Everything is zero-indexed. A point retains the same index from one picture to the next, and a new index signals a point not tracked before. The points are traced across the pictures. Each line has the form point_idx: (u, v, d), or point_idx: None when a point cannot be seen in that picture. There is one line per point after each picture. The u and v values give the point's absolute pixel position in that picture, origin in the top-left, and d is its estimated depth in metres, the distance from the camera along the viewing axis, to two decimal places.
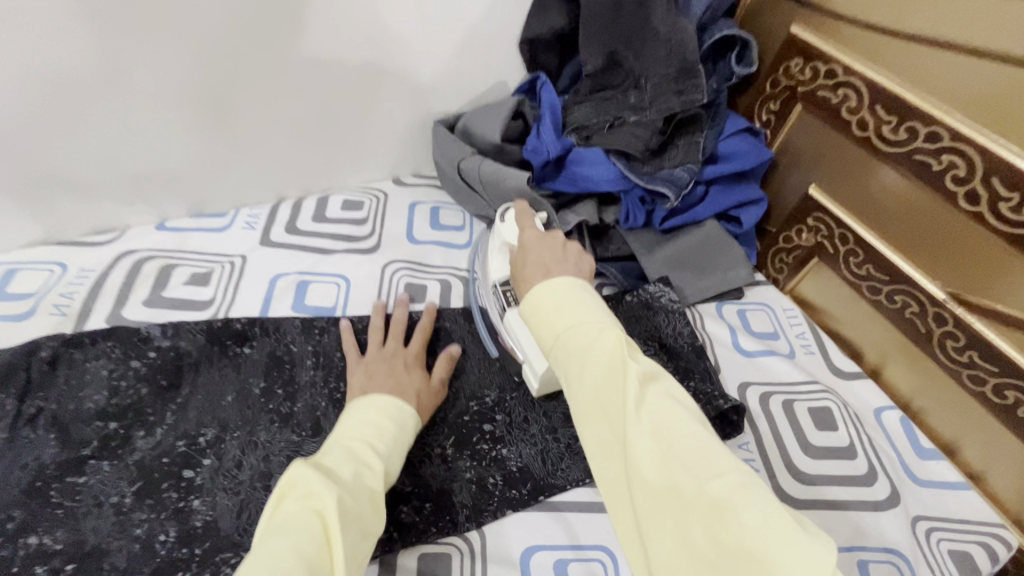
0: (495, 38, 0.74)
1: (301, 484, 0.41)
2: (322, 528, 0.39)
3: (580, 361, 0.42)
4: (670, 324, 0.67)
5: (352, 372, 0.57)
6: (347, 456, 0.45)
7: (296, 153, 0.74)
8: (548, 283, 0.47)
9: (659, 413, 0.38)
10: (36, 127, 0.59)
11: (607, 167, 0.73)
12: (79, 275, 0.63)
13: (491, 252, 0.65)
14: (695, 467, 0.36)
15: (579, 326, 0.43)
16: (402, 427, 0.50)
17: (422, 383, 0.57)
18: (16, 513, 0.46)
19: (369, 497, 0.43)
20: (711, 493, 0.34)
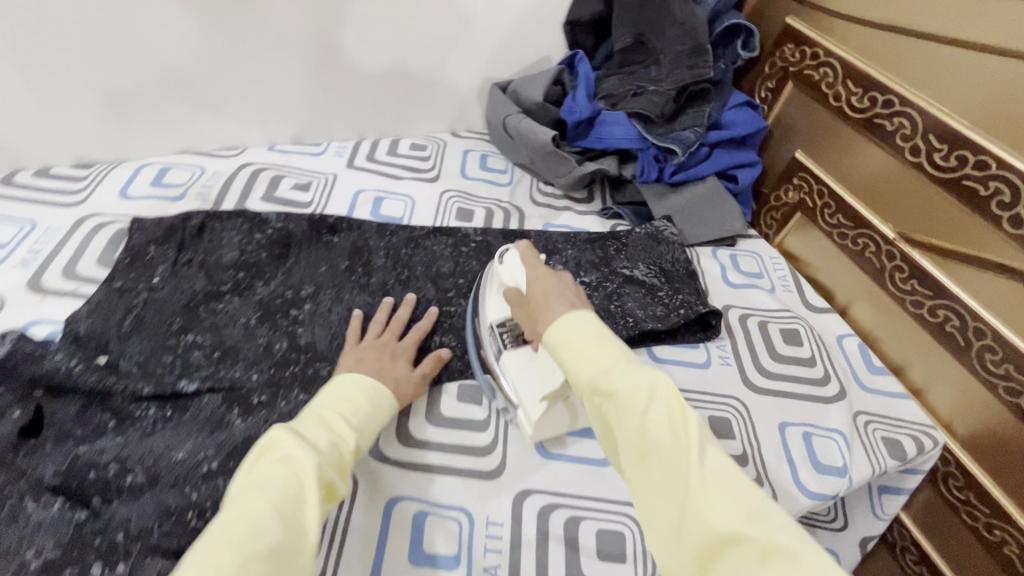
0: (546, 19, 0.91)
1: (280, 448, 0.45)
2: (297, 488, 0.43)
3: (633, 401, 0.43)
4: (670, 252, 0.82)
5: (345, 353, 0.61)
6: (323, 425, 0.50)
7: (379, 102, 0.92)
8: (580, 315, 0.50)
9: (716, 462, 0.41)
10: (197, 60, 0.79)
11: (628, 127, 0.88)
12: (213, 176, 0.82)
13: (491, 290, 0.66)
14: (756, 517, 0.38)
15: (625, 367, 0.46)
16: (374, 403, 0.55)
17: (406, 372, 0.61)
18: (179, 319, 0.64)
19: (340, 464, 0.48)
20: (779, 541, 0.36)
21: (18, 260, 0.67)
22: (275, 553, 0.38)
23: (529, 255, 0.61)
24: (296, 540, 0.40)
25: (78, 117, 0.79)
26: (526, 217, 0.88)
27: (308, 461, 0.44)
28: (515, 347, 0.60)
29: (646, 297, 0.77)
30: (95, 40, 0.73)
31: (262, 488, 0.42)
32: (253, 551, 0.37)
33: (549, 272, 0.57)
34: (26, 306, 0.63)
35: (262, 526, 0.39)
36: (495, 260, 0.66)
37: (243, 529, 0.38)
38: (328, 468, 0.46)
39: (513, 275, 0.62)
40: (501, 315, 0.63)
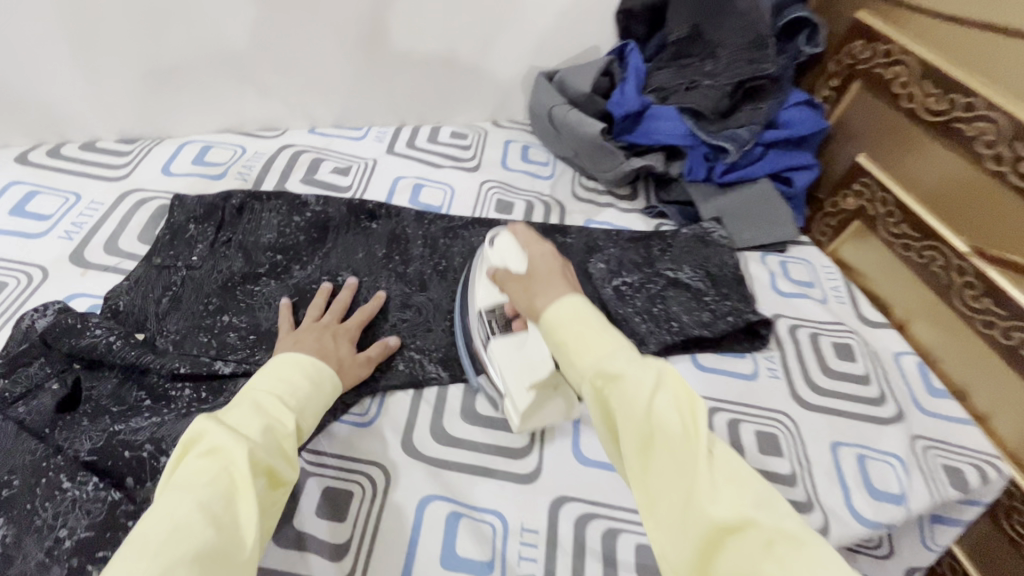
0: (598, 8, 0.87)
1: (206, 440, 0.42)
2: (228, 483, 0.40)
3: (638, 389, 0.41)
4: (717, 256, 0.79)
5: (282, 335, 0.59)
6: (257, 412, 0.46)
7: (421, 88, 0.90)
8: (579, 302, 0.48)
9: (719, 451, 0.40)
10: (243, 38, 0.78)
11: (678, 122, 0.84)
12: (254, 156, 0.81)
13: (479, 274, 0.63)
14: (758, 503, 0.37)
15: (629, 354, 0.44)
16: (315, 384, 0.52)
17: (347, 354, 0.59)
18: (215, 299, 0.63)
19: (280, 449, 0.45)
20: (782, 527, 0.36)
21: (62, 232, 0.67)
22: (205, 556, 0.36)
23: (528, 238, 0.59)
24: (232, 538, 0.38)
25: (126, 92, 0.78)
26: (567, 212, 0.85)
27: (237, 452, 0.41)
28: (503, 331, 0.58)
29: (692, 302, 0.73)
30: (144, 13, 0.72)
31: (187, 487, 0.39)
32: (180, 557, 0.35)
33: (544, 251, 0.56)
34: (67, 278, 0.64)
35: (188, 530, 0.37)
36: (486, 244, 0.64)
37: (166, 535, 0.36)
38: (265, 455, 0.43)
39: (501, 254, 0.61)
40: (490, 299, 0.60)
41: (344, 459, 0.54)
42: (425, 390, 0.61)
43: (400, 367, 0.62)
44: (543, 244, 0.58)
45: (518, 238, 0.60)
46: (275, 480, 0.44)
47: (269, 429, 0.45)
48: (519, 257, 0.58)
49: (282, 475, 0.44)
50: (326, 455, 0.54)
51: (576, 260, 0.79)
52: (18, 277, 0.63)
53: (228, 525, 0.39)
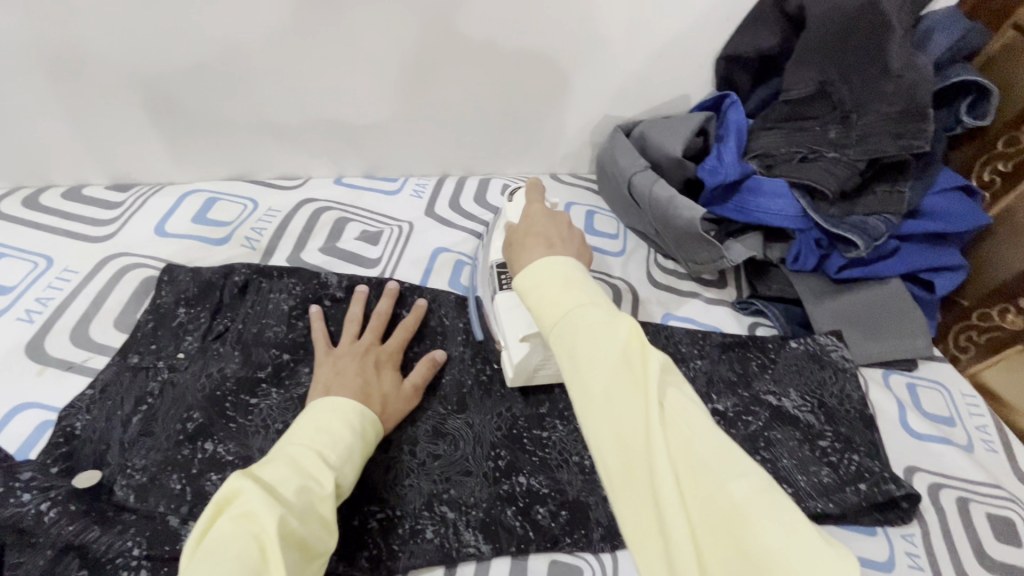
0: (695, 51, 0.71)
1: (239, 500, 0.35)
2: (258, 557, 0.33)
3: (591, 340, 0.36)
4: (837, 383, 0.62)
5: (319, 365, 0.52)
6: (293, 468, 0.39)
7: (471, 135, 0.75)
8: (550, 259, 0.42)
9: (677, 408, 0.34)
10: (263, 75, 0.64)
11: (789, 202, 0.67)
12: (267, 214, 0.68)
13: (495, 235, 0.60)
14: (713, 466, 0.31)
15: (585, 308, 0.38)
16: (358, 439, 0.45)
17: (390, 385, 0.52)
18: (197, 416, 0.49)
19: (315, 514, 0.38)
20: (733, 494, 0.30)
21: (21, 313, 0.54)
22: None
23: (534, 191, 0.54)
24: None
25: (123, 130, 0.66)
26: (640, 301, 0.70)
27: (269, 514, 0.34)
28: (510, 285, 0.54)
29: (804, 451, 0.57)
30: (140, 40, 0.59)
31: (207, 559, 0.32)
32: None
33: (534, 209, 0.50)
34: (19, 379, 0.50)
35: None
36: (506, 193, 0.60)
37: None
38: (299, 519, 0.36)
39: (517, 211, 0.56)
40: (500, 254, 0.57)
41: None
42: (459, 568, 0.46)
43: (428, 534, 0.47)
44: (538, 202, 0.52)
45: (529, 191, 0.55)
46: (308, 551, 0.36)
47: (303, 483, 0.39)
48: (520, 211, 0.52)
49: (317, 545, 0.37)
50: None
51: None
52: None
53: None
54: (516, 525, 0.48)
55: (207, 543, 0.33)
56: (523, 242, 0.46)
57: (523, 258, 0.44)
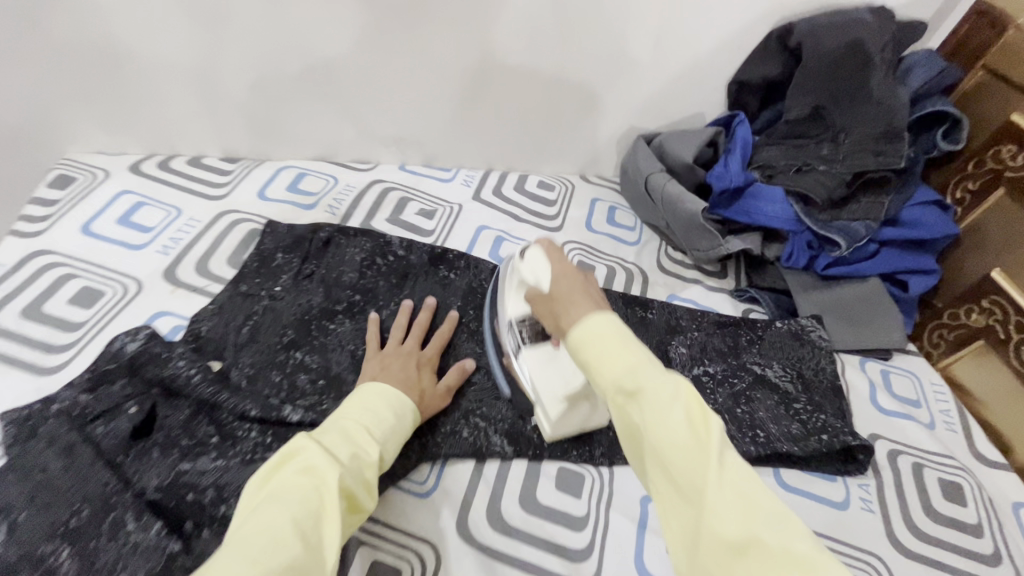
0: (711, 75, 0.83)
1: (305, 456, 0.44)
2: (318, 503, 0.41)
3: (652, 399, 0.37)
4: (813, 358, 0.73)
5: (368, 362, 0.60)
6: (344, 436, 0.48)
7: (515, 136, 0.88)
8: (596, 316, 0.42)
9: (736, 467, 0.36)
10: (355, 77, 0.79)
11: (784, 207, 0.78)
12: (345, 189, 0.82)
13: (509, 287, 0.60)
14: (775, 524, 0.34)
15: (643, 367, 0.39)
16: (401, 424, 0.53)
17: (428, 383, 0.59)
18: (291, 332, 0.63)
19: (363, 478, 0.46)
20: (794, 549, 0.33)
21: (159, 247, 0.69)
22: (296, 567, 0.36)
23: (552, 251, 0.53)
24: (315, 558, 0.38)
25: (237, 114, 0.82)
26: (650, 284, 0.82)
27: (330, 473, 0.43)
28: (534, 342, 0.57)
29: (779, 411, 0.68)
30: (265, 43, 0.74)
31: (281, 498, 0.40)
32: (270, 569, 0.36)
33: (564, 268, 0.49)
34: (158, 294, 0.65)
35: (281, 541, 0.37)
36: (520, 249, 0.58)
37: (263, 541, 0.37)
38: (351, 480, 0.45)
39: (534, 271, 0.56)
40: (520, 309, 0.58)
41: (399, 532, 0.53)
42: (487, 463, 0.58)
43: (464, 434, 0.59)
44: (564, 260, 0.51)
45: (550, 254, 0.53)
46: (351, 507, 0.45)
47: (355, 457, 0.47)
48: (543, 270, 0.51)
49: (361, 504, 0.46)
50: (382, 525, 0.53)
51: (656, 339, 0.75)
52: (114, 288, 0.65)
53: (314, 544, 0.39)
54: (533, 435, 0.60)
55: (277, 488, 0.41)
56: (566, 306, 0.46)
57: (572, 319, 0.44)
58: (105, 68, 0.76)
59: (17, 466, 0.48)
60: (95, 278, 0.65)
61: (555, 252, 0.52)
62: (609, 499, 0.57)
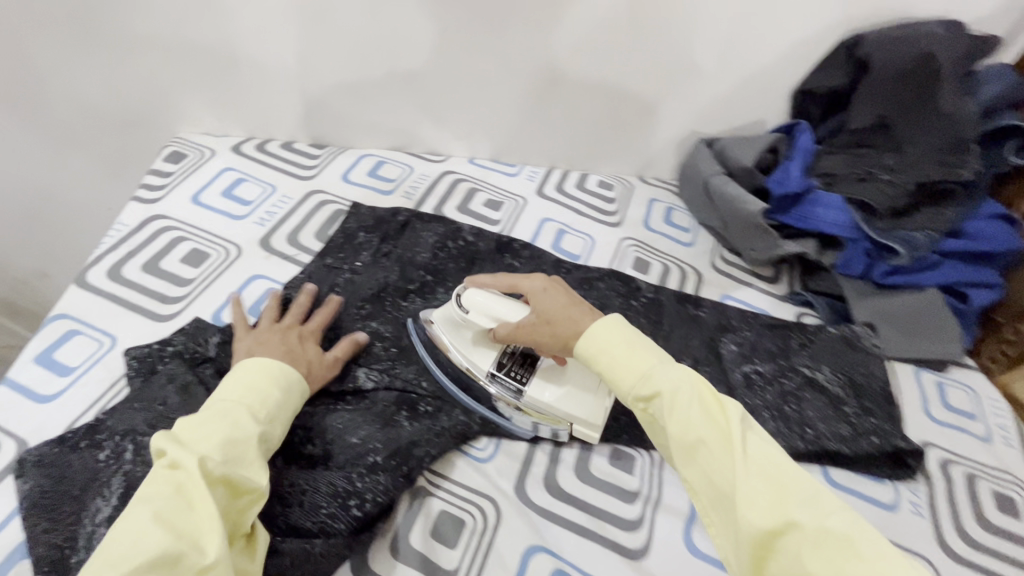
0: (777, 83, 0.85)
1: (173, 452, 0.45)
2: (185, 495, 0.43)
3: (674, 404, 0.48)
4: (865, 364, 0.74)
5: (240, 348, 0.58)
6: (218, 419, 0.48)
7: (579, 136, 0.93)
8: (600, 327, 0.54)
9: (760, 453, 0.45)
10: (437, 73, 0.85)
11: (842, 213, 0.80)
12: (420, 177, 0.89)
13: (458, 343, 0.64)
14: (806, 503, 0.42)
15: (661, 375, 0.50)
16: (286, 397, 0.53)
17: (315, 354, 0.60)
18: (367, 305, 0.69)
19: (242, 457, 0.46)
20: (830, 526, 0.41)
21: (256, 219, 0.77)
22: (160, 562, 0.39)
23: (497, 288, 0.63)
24: (188, 546, 0.40)
25: (328, 104, 0.90)
26: (704, 283, 0.84)
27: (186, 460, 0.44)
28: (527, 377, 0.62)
29: (827, 411, 0.69)
30: (360, 39, 0.82)
31: (151, 497, 0.42)
32: (133, 566, 0.38)
33: (537, 286, 0.60)
34: (255, 260, 0.73)
35: (144, 538, 0.40)
36: (453, 304, 0.64)
37: (127, 545, 0.40)
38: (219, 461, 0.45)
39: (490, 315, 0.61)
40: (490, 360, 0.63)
41: (462, 487, 0.57)
42: (541, 438, 0.62)
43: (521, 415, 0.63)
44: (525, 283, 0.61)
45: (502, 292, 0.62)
46: (236, 488, 0.45)
47: (232, 440, 0.47)
48: (509, 306, 0.61)
49: (246, 484, 0.46)
50: (446, 479, 0.58)
51: (707, 335, 0.77)
52: (218, 251, 0.73)
53: (187, 532, 0.41)
54: None
55: (148, 486, 0.43)
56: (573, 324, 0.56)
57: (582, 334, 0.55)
58: (219, 60, 0.85)
59: (140, 398, 0.55)
60: (202, 242, 0.73)
61: (519, 278, 0.62)
62: (659, 478, 0.60)
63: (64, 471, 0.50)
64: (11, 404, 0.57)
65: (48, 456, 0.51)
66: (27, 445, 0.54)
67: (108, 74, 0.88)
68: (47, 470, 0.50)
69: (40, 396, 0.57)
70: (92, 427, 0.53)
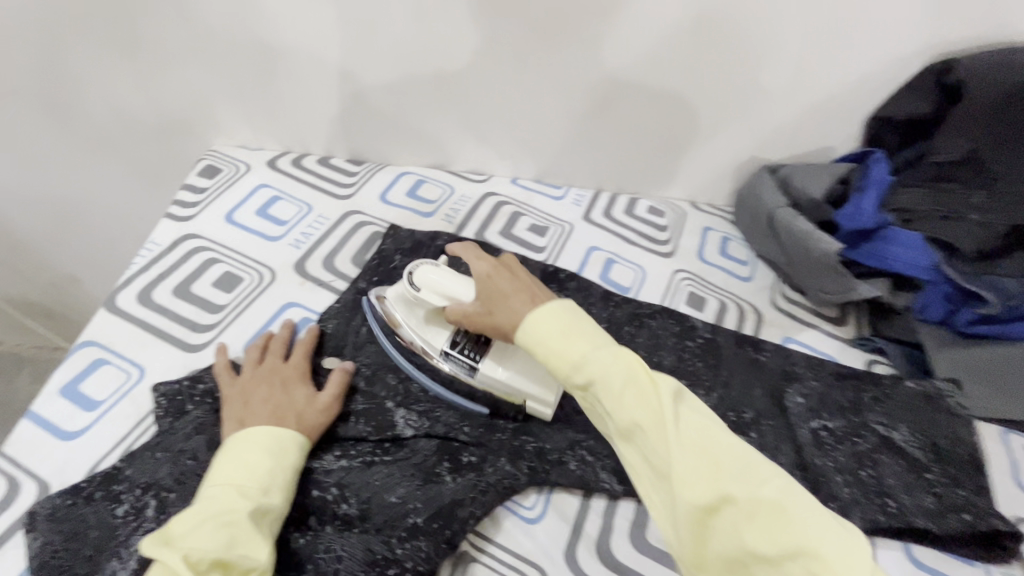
0: (851, 109, 0.78)
1: (164, 546, 0.42)
2: None
3: (610, 392, 0.46)
4: (949, 427, 0.67)
5: (227, 400, 0.55)
6: (212, 504, 0.45)
7: (630, 158, 0.87)
8: (538, 313, 0.51)
9: (690, 426, 0.44)
10: (483, 90, 0.81)
11: (922, 254, 0.72)
12: (461, 199, 0.87)
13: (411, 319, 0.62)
14: (738, 476, 0.42)
15: (594, 359, 0.47)
16: (278, 461, 0.50)
17: (304, 400, 0.56)
18: None
19: (238, 538, 0.43)
20: (760, 497, 0.40)
21: (291, 241, 0.74)
22: None
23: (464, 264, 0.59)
24: None
25: (369, 119, 0.86)
26: (763, 322, 0.78)
27: (169, 558, 0.40)
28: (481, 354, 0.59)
29: (907, 479, 0.62)
30: (403, 54, 0.77)
31: None
32: None
33: (482, 269, 0.56)
34: (290, 286, 0.70)
35: None
36: (405, 283, 0.61)
37: None
38: (210, 548, 0.42)
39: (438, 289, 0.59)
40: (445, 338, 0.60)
41: (509, 554, 0.53)
42: (595, 497, 0.57)
43: (571, 466, 0.58)
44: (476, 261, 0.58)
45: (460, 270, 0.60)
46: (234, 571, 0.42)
47: (223, 522, 0.44)
48: (458, 284, 0.58)
49: (244, 565, 0.43)
50: (492, 542, 0.53)
51: (769, 384, 0.71)
52: (252, 275, 0.71)
53: None
54: None
55: None
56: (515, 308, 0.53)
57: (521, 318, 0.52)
58: (257, 73, 0.82)
59: (161, 447, 0.54)
60: (236, 266, 0.71)
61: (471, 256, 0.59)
62: None
63: (78, 526, 0.49)
64: (33, 442, 0.56)
65: (60, 509, 0.50)
66: (49, 489, 0.53)
67: (144, 87, 0.85)
68: (58, 526, 0.49)
69: (64, 433, 0.56)
70: (110, 476, 0.52)
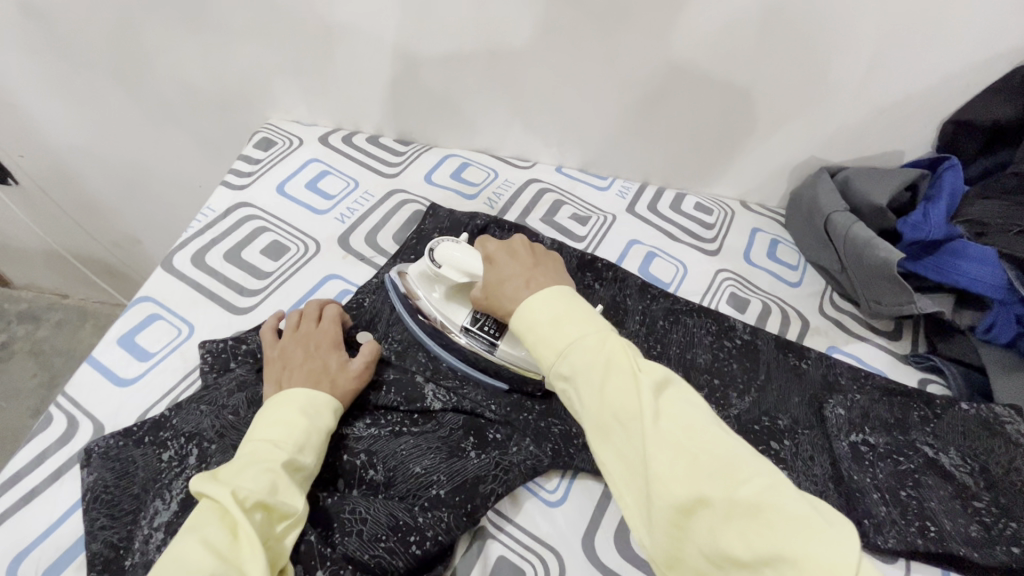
0: (925, 111, 0.73)
1: (211, 486, 0.43)
2: (229, 522, 0.41)
3: (589, 382, 0.43)
4: (1005, 454, 0.60)
5: (269, 363, 0.57)
6: (253, 456, 0.46)
7: (679, 153, 0.85)
8: (533, 300, 0.49)
9: (672, 418, 0.40)
10: (533, 76, 0.80)
11: (993, 271, 0.66)
12: (504, 184, 0.87)
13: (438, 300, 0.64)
14: (717, 474, 0.37)
15: (577, 346, 0.45)
16: (314, 423, 0.51)
17: (337, 365, 0.57)
18: None
19: (278, 485, 0.45)
20: (739, 495, 0.36)
21: (337, 215, 0.77)
22: None
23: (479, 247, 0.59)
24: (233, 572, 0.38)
25: (419, 100, 0.87)
26: (809, 329, 0.75)
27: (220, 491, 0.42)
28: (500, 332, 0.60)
29: (954, 505, 0.58)
30: (455, 36, 0.77)
31: (194, 528, 0.40)
32: None
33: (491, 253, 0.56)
34: (333, 258, 0.72)
35: (190, 559, 0.38)
36: (427, 259, 0.62)
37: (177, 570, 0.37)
38: (255, 489, 0.43)
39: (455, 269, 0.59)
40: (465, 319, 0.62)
41: (526, 534, 0.53)
42: None
43: None
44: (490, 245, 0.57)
45: (477, 245, 0.59)
46: (274, 514, 0.44)
47: (265, 469, 0.45)
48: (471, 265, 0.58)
49: (284, 508, 0.44)
50: (510, 521, 0.54)
51: (809, 392, 0.68)
52: (298, 246, 0.73)
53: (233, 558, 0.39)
54: None
55: (193, 519, 0.42)
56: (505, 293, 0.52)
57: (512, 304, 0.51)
58: (315, 51, 0.84)
59: (206, 400, 0.56)
60: (285, 236, 0.74)
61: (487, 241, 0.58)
62: None
63: (128, 466, 0.53)
64: (93, 385, 0.60)
65: (112, 449, 0.54)
66: (103, 430, 0.57)
67: (210, 60, 0.89)
68: (111, 463, 0.53)
69: (120, 379, 0.60)
70: (158, 423, 0.55)
